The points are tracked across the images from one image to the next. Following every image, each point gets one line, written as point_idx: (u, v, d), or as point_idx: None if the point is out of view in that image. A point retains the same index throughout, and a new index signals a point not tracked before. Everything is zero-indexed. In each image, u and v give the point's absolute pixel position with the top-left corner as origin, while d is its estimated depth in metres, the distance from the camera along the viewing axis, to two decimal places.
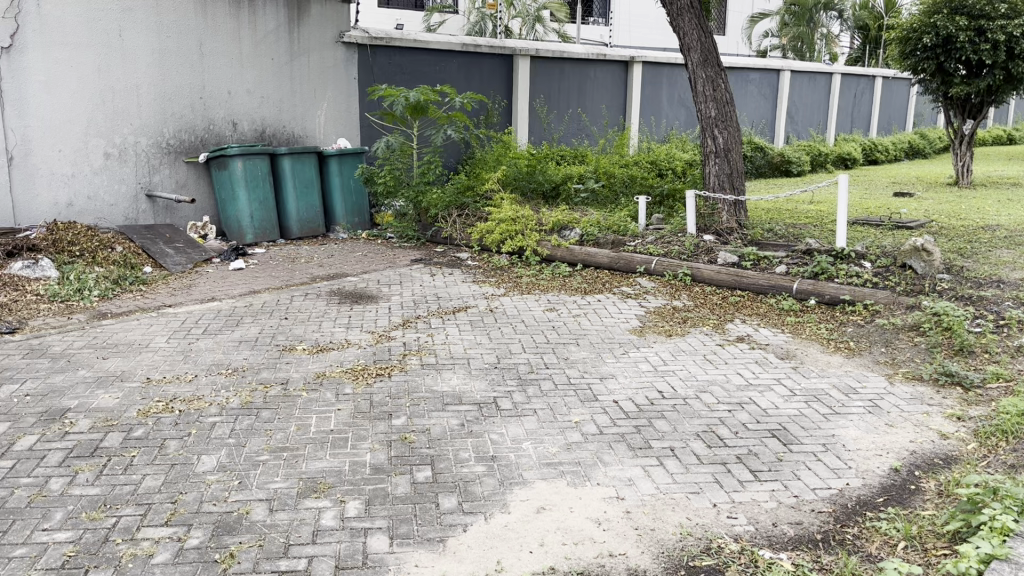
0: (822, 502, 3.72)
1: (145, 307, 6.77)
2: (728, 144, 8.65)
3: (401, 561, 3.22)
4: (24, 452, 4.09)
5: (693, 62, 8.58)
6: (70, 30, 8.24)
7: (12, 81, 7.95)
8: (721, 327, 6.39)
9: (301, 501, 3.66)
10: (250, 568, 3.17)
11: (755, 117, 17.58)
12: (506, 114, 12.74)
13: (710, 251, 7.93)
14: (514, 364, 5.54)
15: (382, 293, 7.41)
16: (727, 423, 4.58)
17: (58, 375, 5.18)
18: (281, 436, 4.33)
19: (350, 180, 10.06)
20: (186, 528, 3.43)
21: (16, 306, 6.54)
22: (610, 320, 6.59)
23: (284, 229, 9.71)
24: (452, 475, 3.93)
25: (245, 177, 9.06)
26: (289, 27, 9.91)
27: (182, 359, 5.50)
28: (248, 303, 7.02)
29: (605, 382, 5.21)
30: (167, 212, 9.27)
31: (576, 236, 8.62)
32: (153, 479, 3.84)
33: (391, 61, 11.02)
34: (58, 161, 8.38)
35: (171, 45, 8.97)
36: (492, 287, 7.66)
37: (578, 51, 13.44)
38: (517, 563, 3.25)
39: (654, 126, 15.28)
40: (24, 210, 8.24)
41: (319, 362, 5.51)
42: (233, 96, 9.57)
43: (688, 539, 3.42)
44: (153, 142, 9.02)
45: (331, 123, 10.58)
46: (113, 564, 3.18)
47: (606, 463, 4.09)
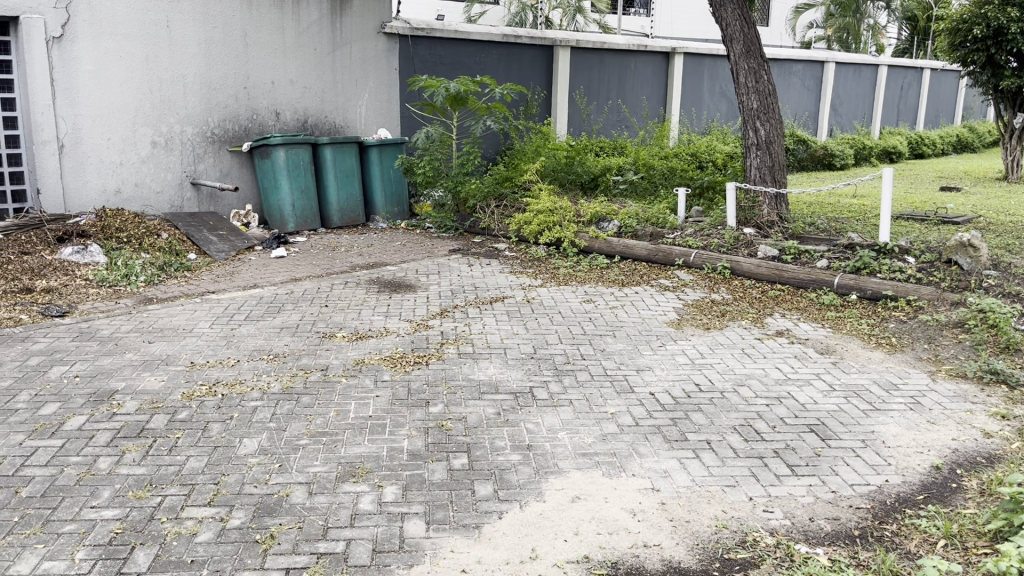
0: (861, 499, 3.68)
1: (189, 293, 6.90)
2: (770, 136, 8.54)
3: (437, 546, 3.27)
4: (74, 431, 4.21)
5: (735, 53, 8.49)
6: (119, 21, 8.41)
7: (63, 71, 8.13)
8: (760, 321, 6.34)
9: (340, 485, 3.73)
10: (290, 549, 3.24)
11: (798, 109, 17.34)
12: (545, 105, 12.74)
13: (750, 244, 7.85)
14: (551, 355, 5.56)
15: (420, 283, 7.47)
16: (765, 417, 4.55)
17: (106, 357, 5.31)
18: (321, 421, 4.40)
19: (390, 170, 10.14)
20: (228, 509, 3.51)
21: (66, 291, 6.72)
22: (647, 313, 6.57)
23: (325, 219, 9.82)
24: (488, 463, 3.96)
25: (288, 167, 9.18)
26: (332, 18, 10.01)
27: (225, 345, 5.60)
28: (289, 290, 7.12)
29: (642, 374, 5.21)
30: (211, 200, 9.42)
31: (615, 227, 8.55)
32: (196, 460, 3.93)
33: (432, 51, 11.07)
34: (106, 150, 8.55)
35: (216, 35, 9.11)
36: (529, 278, 7.67)
37: (619, 42, 13.38)
38: (552, 551, 3.27)
39: (694, 118, 15.13)
40: (74, 196, 8.41)
41: (358, 349, 5.59)
42: (276, 86, 9.70)
43: (723, 532, 3.41)
44: (198, 131, 9.18)
45: (372, 113, 10.67)
46: (158, 541, 3.27)
47: (642, 454, 4.09)
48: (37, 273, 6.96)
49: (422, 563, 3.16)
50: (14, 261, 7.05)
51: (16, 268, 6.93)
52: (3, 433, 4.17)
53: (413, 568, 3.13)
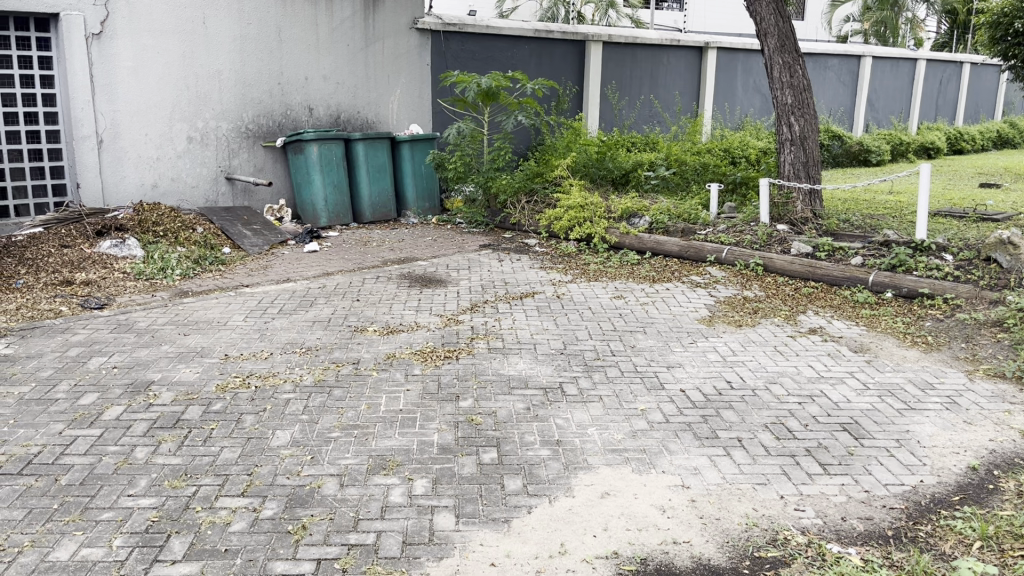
0: (895, 499, 3.64)
1: (224, 287, 6.99)
2: (805, 132, 8.43)
3: (467, 540, 3.29)
4: (112, 421, 4.29)
5: (769, 48, 8.40)
6: (157, 18, 8.53)
7: (102, 67, 8.27)
8: (793, 318, 6.28)
9: (371, 477, 3.76)
10: (321, 540, 3.27)
11: (833, 104, 17.12)
12: (577, 101, 12.71)
13: (783, 241, 7.77)
14: (580, 350, 5.56)
15: (451, 278, 7.50)
16: (797, 415, 4.51)
17: (143, 349, 5.41)
18: (353, 414, 4.45)
19: (421, 165, 10.17)
20: (261, 500, 3.56)
21: (105, 283, 6.85)
22: (678, 309, 6.53)
23: (357, 214, 9.90)
24: (517, 458, 3.97)
25: (320, 162, 9.26)
26: (364, 14, 10.07)
27: (259, 338, 5.67)
28: (322, 284, 7.19)
29: (672, 370, 5.18)
30: (246, 194, 9.52)
31: (646, 224, 8.52)
32: (230, 452, 3.99)
33: (464, 47, 11.10)
34: (144, 145, 8.68)
35: (251, 31, 9.21)
36: (559, 274, 7.67)
37: (652, 36, 13.30)
38: (581, 546, 3.28)
39: (728, 113, 14.98)
40: (112, 191, 8.55)
41: (389, 344, 5.62)
42: (309, 82, 9.78)
43: (753, 530, 3.39)
44: (233, 126, 9.29)
45: (404, 109, 10.72)
46: (193, 530, 3.32)
47: (672, 451, 4.07)
48: (77, 265, 7.11)
49: (452, 556, 3.18)
50: (54, 254, 7.21)
51: (57, 262, 7.08)
52: (44, 421, 4.27)
53: (442, 561, 3.15)
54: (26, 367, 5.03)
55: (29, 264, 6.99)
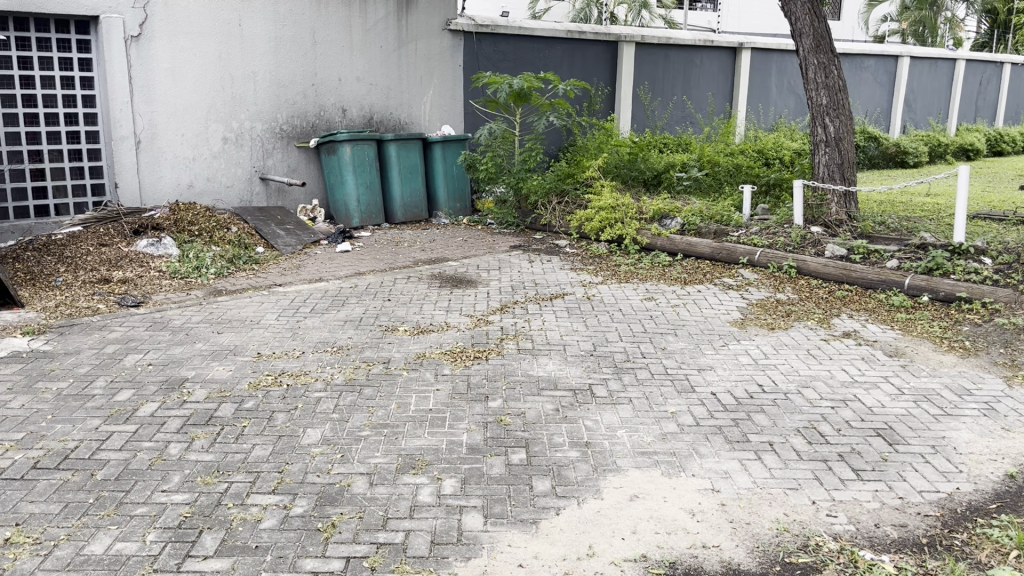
0: (930, 506, 3.58)
1: (257, 286, 7.06)
2: (840, 133, 8.32)
3: (495, 540, 3.29)
4: (146, 417, 4.36)
5: (805, 48, 8.31)
6: (194, 20, 8.65)
7: (141, 68, 8.40)
8: (827, 321, 6.20)
9: (400, 477, 3.78)
10: (350, 538, 3.30)
11: (869, 105, 16.89)
12: (609, 101, 12.68)
13: (817, 243, 7.67)
14: (610, 352, 5.54)
15: (481, 278, 7.53)
16: (830, 420, 4.45)
17: (177, 347, 5.49)
18: (383, 413, 4.47)
19: (453, 166, 10.20)
20: (291, 497, 3.60)
21: (141, 282, 6.97)
22: (710, 311, 6.49)
23: (389, 214, 9.96)
24: (546, 459, 3.97)
25: (353, 162, 9.34)
26: (398, 16, 10.13)
27: (291, 336, 5.73)
28: (353, 284, 7.24)
29: (703, 373, 5.14)
30: (280, 195, 9.62)
31: (678, 225, 8.46)
32: (262, 449, 4.03)
33: (496, 48, 11.13)
34: (180, 145, 8.80)
35: (286, 33, 9.31)
36: (589, 275, 7.65)
37: (685, 37, 13.22)
38: (609, 549, 3.26)
39: (762, 114, 14.83)
40: (149, 191, 8.68)
41: (419, 343, 5.65)
42: (343, 83, 9.86)
43: (784, 535, 3.35)
44: (268, 127, 9.39)
45: (437, 110, 10.77)
46: (225, 527, 3.36)
47: (702, 454, 4.04)
48: (114, 264, 7.23)
49: (479, 556, 3.18)
50: (92, 253, 7.35)
51: (95, 260, 7.22)
52: (81, 417, 4.35)
53: (470, 561, 3.15)
54: (64, 364, 5.13)
55: (69, 262, 7.14)
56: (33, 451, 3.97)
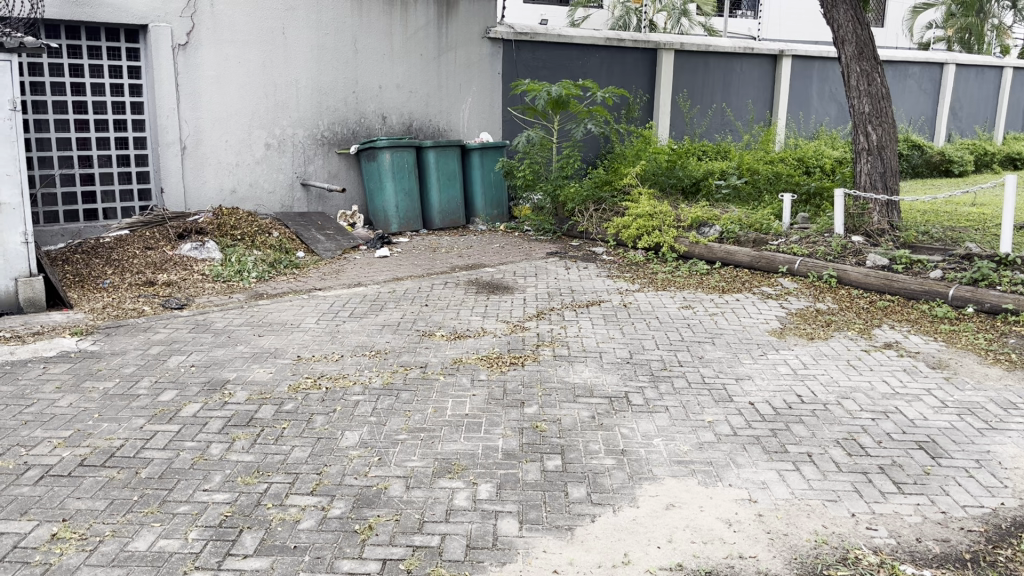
0: (974, 521, 3.51)
1: (297, 290, 7.17)
2: (883, 141, 8.21)
3: (530, 546, 3.30)
4: (189, 418, 4.44)
5: (847, 56, 8.23)
6: (239, 28, 8.82)
7: (187, 76, 8.57)
8: (868, 332, 6.12)
9: (436, 481, 3.81)
10: (387, 540, 3.33)
11: (913, 113, 16.64)
12: (647, 109, 12.65)
13: (858, 253, 7.58)
14: (647, 360, 5.52)
15: (518, 284, 7.55)
16: (870, 431, 4.39)
17: (219, 349, 5.58)
18: (419, 417, 4.51)
19: (490, 173, 10.25)
20: (329, 499, 3.64)
21: (184, 285, 7.10)
22: (749, 320, 6.43)
23: (427, 220, 10.03)
24: (582, 466, 3.97)
25: (393, 169, 9.44)
26: (438, 24, 10.23)
27: (330, 340, 5.80)
28: (391, 289, 7.30)
29: (741, 383, 5.10)
30: (320, 201, 9.74)
31: (716, 232, 8.39)
32: (301, 451, 4.09)
33: (535, 56, 11.17)
34: (224, 151, 8.95)
35: (328, 41, 9.45)
36: (626, 283, 7.63)
37: (725, 44, 13.15)
38: (644, 557, 3.26)
39: (803, 122, 14.66)
40: (193, 195, 8.83)
41: (456, 348, 5.68)
42: (383, 90, 9.96)
43: (823, 547, 3.32)
44: (309, 134, 9.52)
45: (475, 117, 10.84)
46: (264, 526, 3.42)
47: (739, 464, 4.01)
48: (159, 267, 7.38)
49: (515, 561, 3.20)
50: (138, 256, 7.52)
51: (140, 263, 7.37)
52: (127, 416, 4.46)
53: (505, 566, 3.17)
54: (111, 364, 5.24)
55: (116, 265, 7.31)
56: (81, 449, 4.07)
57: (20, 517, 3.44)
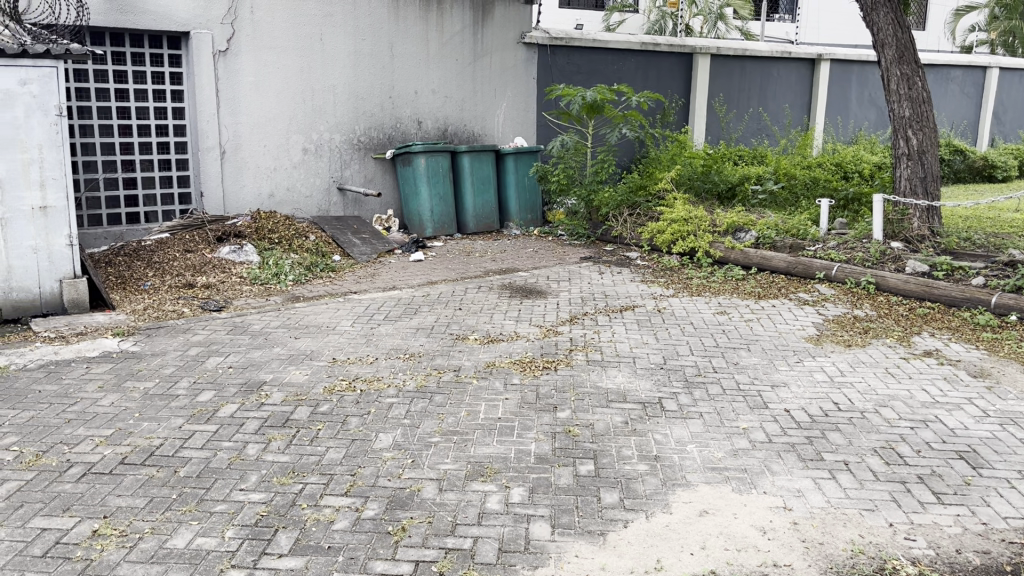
0: (1015, 533, 3.44)
1: (333, 293, 7.24)
2: (923, 146, 8.09)
3: (563, 550, 3.30)
4: (226, 418, 4.51)
5: (887, 59, 8.11)
6: (278, 35, 8.94)
7: (227, 82, 8.71)
8: (907, 340, 6.02)
9: (469, 484, 3.82)
10: (420, 542, 3.35)
11: (955, 117, 16.35)
12: (682, 113, 12.59)
13: (898, 259, 7.46)
14: (681, 366, 5.49)
15: (551, 289, 7.54)
16: (909, 441, 4.33)
17: (256, 350, 5.66)
18: (452, 420, 4.53)
19: (525, 178, 10.25)
20: (363, 500, 3.67)
21: (223, 287, 7.20)
22: (784, 327, 6.37)
23: (461, 224, 10.08)
24: (615, 471, 3.96)
25: (427, 174, 9.50)
26: (473, 29, 10.29)
27: (365, 343, 5.85)
28: (425, 292, 7.35)
29: (777, 390, 5.04)
30: (356, 205, 9.82)
31: (752, 238, 8.34)
32: (335, 452, 4.13)
33: (570, 60, 11.19)
34: (263, 156, 9.08)
35: (365, 47, 9.54)
36: (660, 288, 7.60)
37: (762, 49, 13.05)
38: (677, 563, 3.24)
39: (841, 126, 14.48)
40: (232, 199, 8.97)
41: (489, 352, 5.70)
42: (419, 96, 10.04)
43: (859, 557, 3.28)
44: (346, 139, 9.61)
45: (510, 122, 10.88)
46: (299, 526, 3.46)
47: (774, 472, 3.97)
48: (198, 270, 7.50)
49: (547, 565, 3.20)
50: (178, 258, 7.65)
51: (180, 266, 7.50)
52: (166, 415, 4.53)
53: (537, 569, 3.17)
54: (151, 364, 5.34)
55: (157, 268, 7.44)
56: (121, 447, 4.15)
57: (63, 514, 3.52)
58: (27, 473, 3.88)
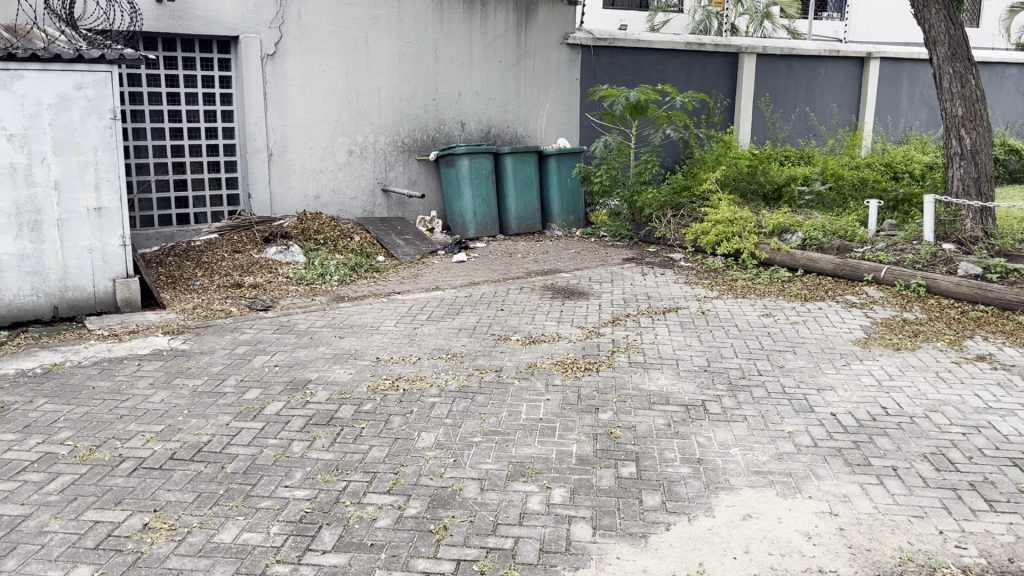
0: None
1: (377, 293, 7.31)
2: (977, 145, 7.89)
3: (604, 552, 3.29)
4: (272, 416, 4.59)
5: (939, 57, 7.94)
6: (324, 38, 9.06)
7: (275, 85, 8.85)
8: (958, 344, 5.88)
9: (511, 484, 3.83)
10: (461, 541, 3.37)
11: (1010, 116, 15.93)
12: (728, 113, 12.47)
13: (950, 261, 7.29)
14: (725, 368, 5.43)
15: (593, 290, 7.53)
16: (961, 447, 4.23)
17: (302, 349, 5.74)
18: (494, 420, 4.55)
19: (567, 179, 10.23)
20: (405, 498, 3.70)
21: (270, 287, 7.32)
22: (831, 329, 6.27)
23: (503, 225, 10.11)
24: (657, 474, 3.94)
25: (470, 175, 9.55)
26: (517, 31, 10.32)
27: (409, 343, 5.90)
28: (468, 293, 7.38)
29: (823, 394, 4.96)
30: (400, 206, 9.89)
31: (799, 239, 8.20)
32: (379, 450, 4.17)
33: (614, 61, 11.15)
34: (309, 158, 9.19)
35: (410, 49, 9.62)
36: (704, 289, 7.54)
37: (809, 48, 12.86)
38: (719, 567, 3.21)
39: (891, 126, 14.19)
40: (279, 200, 9.10)
41: (531, 353, 5.71)
42: (463, 98, 10.09)
43: (908, 564, 3.21)
44: (390, 141, 9.69)
45: (553, 123, 10.88)
46: (342, 523, 3.50)
47: (820, 476, 3.92)
48: (246, 270, 7.64)
49: (588, 567, 3.19)
50: (227, 259, 7.79)
51: (229, 266, 7.64)
52: (214, 412, 4.62)
53: (579, 571, 3.17)
54: (199, 362, 5.46)
55: (205, 268, 7.59)
56: (170, 443, 4.25)
57: (115, 507, 3.61)
58: (81, 466, 3.99)
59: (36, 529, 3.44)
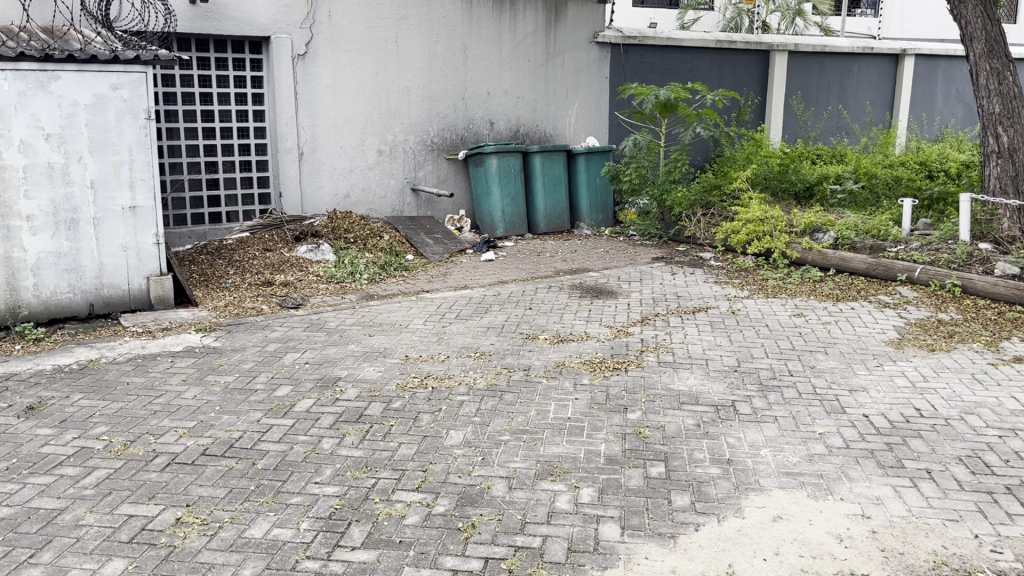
0: None
1: (407, 292, 7.34)
2: (1014, 143, 7.74)
3: (632, 552, 3.27)
4: (302, 413, 4.62)
5: (975, 54, 7.80)
6: (354, 38, 9.11)
7: (305, 85, 8.92)
8: (995, 345, 5.78)
9: (538, 483, 3.83)
10: (489, 539, 3.37)
11: None
12: (759, 111, 12.35)
13: (986, 261, 7.17)
14: (755, 368, 5.39)
15: (622, 289, 7.50)
16: (997, 450, 4.15)
17: (331, 347, 5.78)
18: (522, 419, 4.55)
19: (596, 178, 10.21)
20: (433, 496, 3.72)
21: (301, 285, 7.39)
22: (864, 330, 6.19)
23: (532, 224, 10.11)
24: (686, 474, 3.91)
25: (499, 174, 9.55)
26: (545, 30, 10.32)
27: (437, 341, 5.91)
28: (497, 292, 7.38)
29: (855, 395, 4.90)
30: (429, 205, 9.91)
31: (831, 239, 8.10)
32: (407, 448, 4.19)
33: (643, 59, 11.10)
34: (339, 157, 9.25)
35: (439, 49, 9.65)
36: (735, 289, 7.48)
37: (842, 45, 12.70)
38: (749, 569, 3.19)
39: (925, 124, 13.97)
40: (309, 199, 9.17)
41: (559, 352, 5.70)
42: (491, 97, 10.11)
43: (942, 568, 3.16)
44: (419, 140, 9.73)
45: (582, 122, 10.85)
46: (371, 520, 3.52)
47: (852, 478, 3.87)
48: (277, 268, 7.71)
49: (616, 566, 3.18)
50: (258, 257, 7.86)
51: (260, 264, 7.72)
52: (245, 409, 4.67)
53: (607, 570, 3.16)
54: (231, 359, 5.51)
55: (237, 266, 7.67)
56: (203, 439, 4.30)
57: (149, 501, 3.67)
58: (116, 461, 4.05)
59: (72, 522, 3.50)
